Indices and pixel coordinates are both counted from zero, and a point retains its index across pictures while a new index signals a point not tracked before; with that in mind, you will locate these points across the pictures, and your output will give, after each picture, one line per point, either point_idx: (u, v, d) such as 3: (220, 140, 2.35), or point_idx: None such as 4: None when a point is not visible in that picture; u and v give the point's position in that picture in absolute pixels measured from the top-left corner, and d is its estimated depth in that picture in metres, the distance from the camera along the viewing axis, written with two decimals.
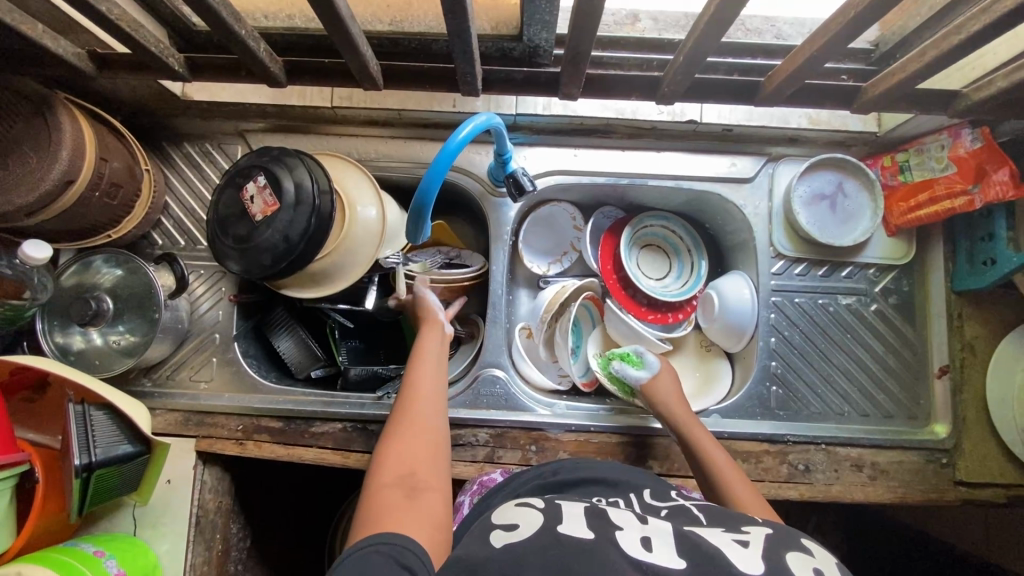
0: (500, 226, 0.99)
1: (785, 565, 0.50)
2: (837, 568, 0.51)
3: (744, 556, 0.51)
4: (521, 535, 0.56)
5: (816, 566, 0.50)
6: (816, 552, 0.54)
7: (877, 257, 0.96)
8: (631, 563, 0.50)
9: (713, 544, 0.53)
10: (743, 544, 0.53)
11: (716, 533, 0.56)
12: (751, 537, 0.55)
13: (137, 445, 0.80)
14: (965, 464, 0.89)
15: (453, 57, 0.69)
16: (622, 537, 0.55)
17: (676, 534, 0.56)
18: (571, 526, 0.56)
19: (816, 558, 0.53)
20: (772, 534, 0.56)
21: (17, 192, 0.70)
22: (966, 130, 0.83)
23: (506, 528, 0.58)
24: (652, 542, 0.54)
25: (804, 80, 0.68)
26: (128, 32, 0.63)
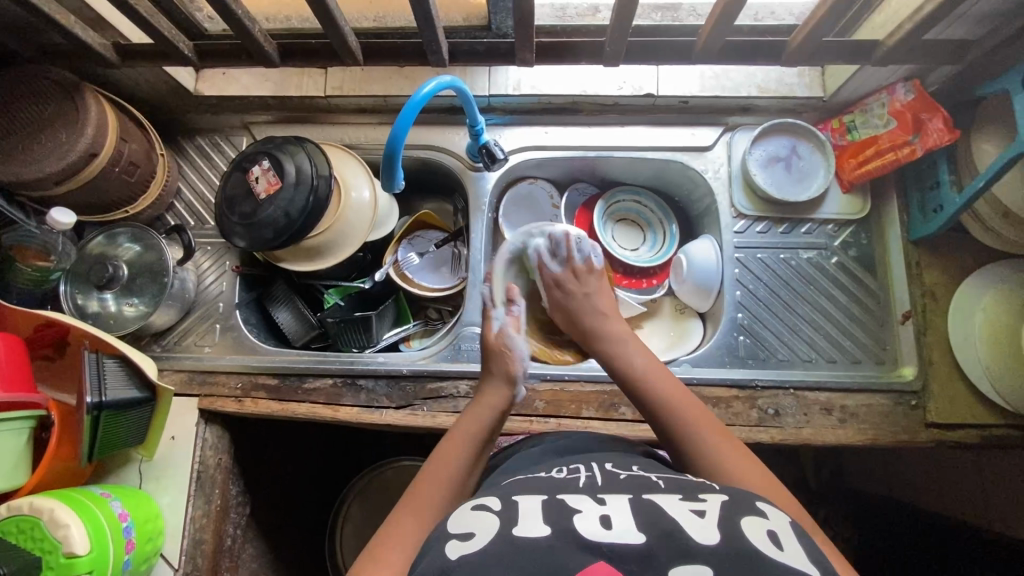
0: (478, 198, 1.07)
1: (743, 533, 0.50)
2: (792, 530, 0.52)
3: (701, 528, 0.50)
4: (480, 541, 0.51)
5: (770, 529, 0.51)
6: (770, 513, 0.54)
7: (835, 213, 1.01)
8: (590, 549, 0.48)
9: (671, 517, 0.52)
10: (699, 515, 0.52)
11: (673, 504, 0.55)
12: (708, 505, 0.54)
13: (144, 392, 0.87)
14: (935, 405, 0.91)
15: (418, 24, 0.78)
16: (579, 520, 0.52)
17: (635, 510, 0.54)
18: (527, 524, 0.52)
19: (771, 520, 0.53)
20: (728, 499, 0.55)
21: (49, 161, 0.81)
22: (900, 85, 0.91)
23: (463, 535, 0.53)
24: (612, 520, 0.52)
25: (722, 37, 0.78)
26: (145, 17, 0.75)
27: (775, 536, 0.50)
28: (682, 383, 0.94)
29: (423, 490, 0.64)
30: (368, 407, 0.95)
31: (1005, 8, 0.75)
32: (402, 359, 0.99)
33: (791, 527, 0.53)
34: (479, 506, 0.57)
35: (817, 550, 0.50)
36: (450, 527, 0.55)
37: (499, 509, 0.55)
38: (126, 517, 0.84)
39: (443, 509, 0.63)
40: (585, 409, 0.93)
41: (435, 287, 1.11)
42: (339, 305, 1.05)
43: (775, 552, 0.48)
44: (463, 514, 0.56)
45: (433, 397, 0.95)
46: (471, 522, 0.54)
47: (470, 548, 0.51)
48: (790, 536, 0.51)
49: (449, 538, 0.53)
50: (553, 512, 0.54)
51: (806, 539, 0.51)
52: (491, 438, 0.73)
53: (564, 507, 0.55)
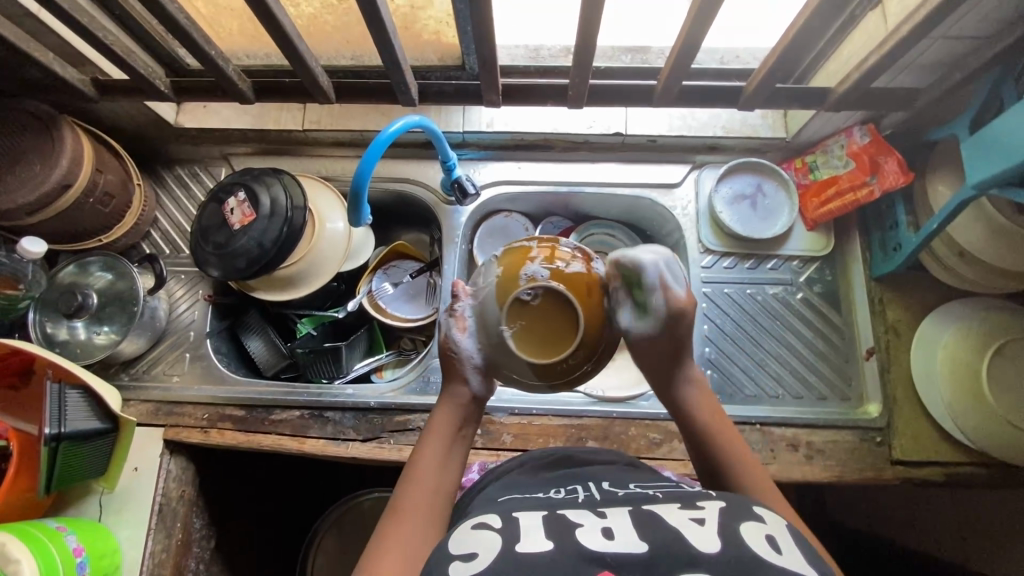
0: (451, 230, 1.09)
1: (743, 540, 0.49)
2: (789, 533, 0.52)
3: (701, 536, 0.50)
4: (484, 559, 0.50)
5: (769, 534, 0.51)
6: (767, 516, 0.54)
7: (800, 249, 1.03)
8: (594, 561, 0.49)
9: (672, 527, 0.52)
10: (699, 522, 0.52)
11: (672, 513, 0.54)
12: (706, 512, 0.53)
13: (106, 422, 0.87)
14: (900, 442, 0.92)
15: (386, 67, 0.81)
16: (581, 535, 0.52)
17: (635, 520, 0.53)
18: (528, 539, 0.52)
19: (768, 524, 0.53)
20: (726, 505, 0.55)
21: (22, 192, 0.83)
22: (857, 129, 0.94)
23: (464, 555, 0.51)
24: (614, 533, 0.52)
25: (679, 82, 0.81)
26: (122, 56, 0.78)
27: (773, 540, 0.50)
28: (650, 418, 0.94)
29: (403, 499, 0.61)
30: (335, 439, 0.94)
31: (949, 59, 0.78)
32: (371, 392, 0.99)
33: (788, 530, 0.53)
34: (480, 520, 0.56)
35: (813, 550, 0.51)
36: (449, 545, 0.53)
37: (500, 525, 0.54)
38: (81, 551, 0.82)
39: (431, 509, 0.61)
40: (552, 444, 0.93)
41: (406, 318, 1.11)
42: (311, 335, 1.05)
43: (774, 557, 0.48)
44: (460, 531, 0.54)
45: (401, 430, 0.94)
46: (469, 539, 0.53)
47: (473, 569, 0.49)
48: (788, 539, 0.51)
49: (448, 557, 0.51)
50: (555, 524, 0.53)
51: (803, 542, 0.52)
52: (463, 436, 0.69)
53: (563, 519, 0.54)
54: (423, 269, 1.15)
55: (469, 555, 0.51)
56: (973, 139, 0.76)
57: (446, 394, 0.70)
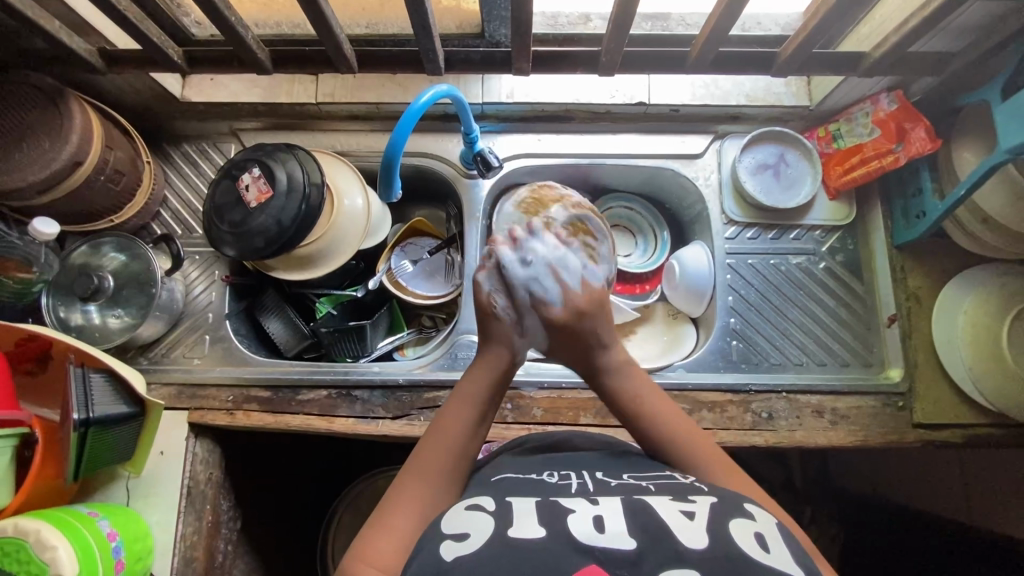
0: (472, 205, 1.07)
1: (732, 537, 0.51)
2: (777, 533, 0.54)
3: (691, 531, 0.52)
4: (476, 542, 0.52)
5: (758, 532, 0.53)
6: (758, 515, 0.56)
7: (822, 219, 1.03)
8: (584, 553, 0.50)
9: (663, 519, 0.53)
10: (689, 517, 0.54)
11: (663, 505, 0.56)
12: (697, 506, 0.56)
13: (133, 406, 0.85)
14: (921, 406, 0.94)
15: (415, 34, 0.78)
16: (574, 523, 0.53)
17: (626, 509, 0.55)
18: (522, 524, 0.53)
19: (757, 522, 0.55)
20: (716, 501, 0.57)
21: (31, 170, 0.79)
22: (884, 96, 0.94)
23: (456, 535, 0.54)
24: (605, 522, 0.53)
25: (716, 47, 0.79)
26: (134, 22, 0.73)
27: (762, 539, 0.52)
28: (678, 388, 0.95)
29: (423, 455, 0.64)
30: (364, 418, 0.94)
31: (985, 21, 0.78)
32: (397, 369, 0.98)
33: (777, 530, 0.55)
34: (472, 504, 0.58)
35: (799, 549, 0.53)
36: (444, 523, 0.56)
37: (492, 509, 0.56)
38: (116, 536, 0.82)
39: (449, 474, 0.63)
40: (583, 416, 0.93)
41: (425, 296, 1.09)
42: (331, 314, 1.03)
43: (763, 556, 0.51)
44: (455, 514, 0.57)
45: (431, 406, 0.94)
46: (464, 522, 0.55)
47: (464, 551, 0.51)
48: (776, 539, 0.53)
49: (442, 538, 0.54)
50: (547, 512, 0.55)
51: (789, 540, 0.54)
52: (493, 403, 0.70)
53: (558, 507, 0.56)
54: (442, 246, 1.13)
55: (462, 537, 0.53)
56: (1007, 104, 0.76)
57: (484, 358, 0.71)
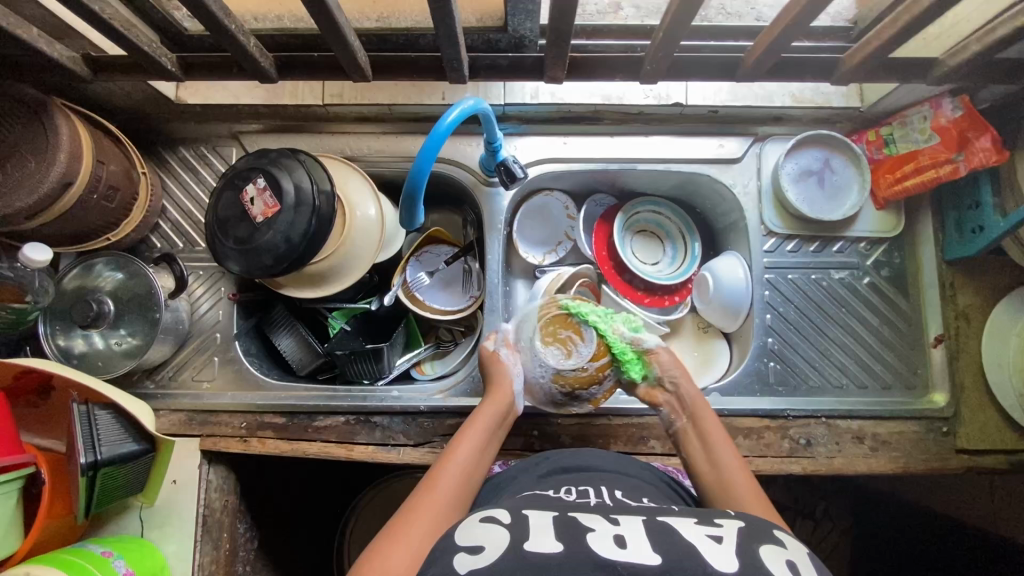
0: (494, 215, 1.00)
1: (762, 562, 0.49)
2: (810, 562, 0.52)
3: (718, 553, 0.50)
4: (492, 555, 0.51)
5: (789, 559, 0.51)
6: (788, 543, 0.54)
7: (868, 230, 0.97)
8: (605, 567, 0.48)
9: (688, 539, 0.51)
10: (717, 540, 0.52)
11: (688, 526, 0.54)
12: (724, 530, 0.54)
13: (142, 443, 0.80)
14: (965, 430, 0.90)
15: (438, 43, 0.71)
16: (595, 540, 0.51)
17: (649, 529, 0.53)
18: (540, 540, 0.52)
19: (788, 550, 0.53)
20: (745, 526, 0.55)
21: (17, 194, 0.72)
22: (947, 100, 0.85)
23: (471, 547, 0.53)
24: (626, 540, 0.51)
25: (778, 55, 0.70)
26: (123, 33, 0.64)
27: (794, 565, 0.50)
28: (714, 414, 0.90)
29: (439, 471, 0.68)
30: (384, 445, 0.90)
31: None
32: (418, 394, 0.93)
33: (809, 560, 0.53)
34: (488, 518, 0.57)
35: None
36: (456, 538, 0.55)
37: (508, 523, 0.55)
38: None
39: (456, 493, 0.66)
40: (613, 444, 0.89)
41: (442, 310, 1.04)
42: (345, 330, 0.99)
43: None
44: (472, 529, 0.56)
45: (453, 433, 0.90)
46: (481, 536, 0.54)
47: (482, 562, 0.50)
48: (808, 566, 0.51)
49: (456, 551, 0.53)
50: (565, 529, 0.54)
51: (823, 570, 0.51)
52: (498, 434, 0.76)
53: (580, 525, 0.55)
54: (461, 255, 1.07)
55: (478, 550, 0.52)
56: None
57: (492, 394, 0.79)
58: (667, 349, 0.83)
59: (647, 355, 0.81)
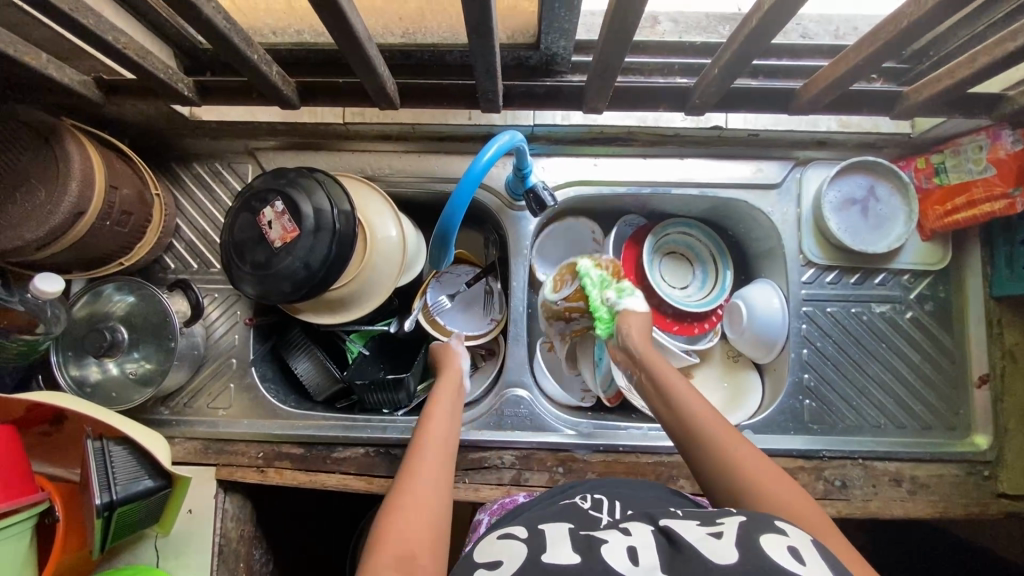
0: (520, 240, 0.96)
1: (765, 554, 0.45)
2: (815, 549, 0.47)
3: (717, 548, 0.46)
4: (506, 569, 0.49)
5: (790, 545, 0.47)
6: (789, 530, 0.50)
7: (912, 263, 0.92)
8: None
9: (688, 541, 0.48)
10: (717, 536, 0.48)
11: (690, 528, 0.51)
12: (725, 527, 0.50)
13: (158, 480, 0.77)
14: (1008, 475, 0.86)
15: (475, 74, 0.67)
16: (607, 551, 0.49)
17: (655, 536, 0.51)
18: (556, 551, 0.50)
19: (790, 537, 0.49)
20: (745, 519, 0.51)
21: (26, 226, 0.68)
22: (1006, 132, 0.79)
23: (490, 563, 0.51)
24: (636, 550, 0.48)
25: (841, 89, 0.65)
26: (138, 62, 0.60)
27: (797, 553, 0.46)
28: None
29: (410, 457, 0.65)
30: None
31: None
32: None
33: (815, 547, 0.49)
34: (505, 536, 0.56)
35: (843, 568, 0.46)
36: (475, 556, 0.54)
37: (523, 539, 0.53)
38: None
39: (427, 491, 0.60)
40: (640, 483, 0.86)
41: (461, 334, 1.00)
42: (363, 355, 0.98)
43: (797, 570, 0.44)
44: (489, 546, 0.54)
45: (476, 468, 0.87)
46: (497, 553, 0.53)
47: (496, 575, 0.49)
48: (812, 552, 0.47)
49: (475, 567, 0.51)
50: (577, 542, 0.52)
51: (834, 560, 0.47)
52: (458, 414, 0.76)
53: (590, 538, 0.52)
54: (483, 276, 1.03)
55: (495, 566, 0.50)
56: None
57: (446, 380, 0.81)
58: (642, 317, 0.84)
59: (617, 316, 0.85)
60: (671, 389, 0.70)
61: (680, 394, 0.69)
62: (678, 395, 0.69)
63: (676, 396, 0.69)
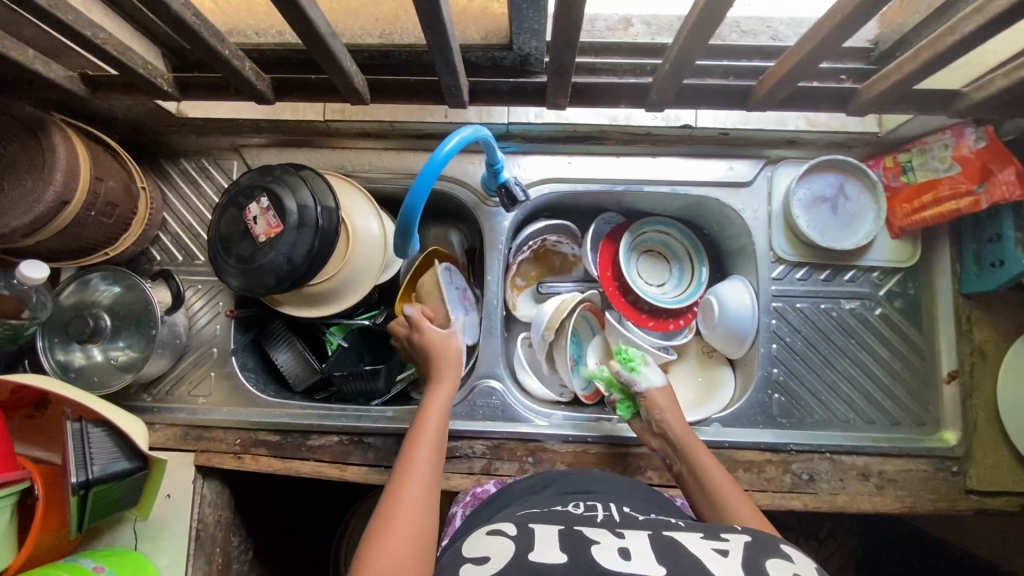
0: (495, 235, 0.98)
1: (766, 572, 0.49)
2: (817, 575, 0.50)
3: (720, 565, 0.49)
4: (498, 565, 0.51)
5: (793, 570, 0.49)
6: (795, 556, 0.53)
7: (882, 260, 0.94)
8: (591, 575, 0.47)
9: (692, 554, 0.51)
10: (721, 554, 0.51)
11: (694, 541, 0.54)
12: (728, 545, 0.53)
13: (134, 461, 0.80)
14: (976, 471, 0.87)
15: (437, 70, 0.70)
16: (599, 553, 0.52)
17: (654, 545, 0.53)
18: (545, 551, 0.52)
19: (794, 563, 0.51)
20: (751, 541, 0.54)
21: (12, 213, 0.71)
22: (970, 129, 0.80)
23: (478, 559, 0.53)
24: (629, 552, 0.51)
25: (792, 84, 0.67)
26: (116, 56, 0.63)
27: None
28: (713, 446, 0.88)
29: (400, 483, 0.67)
30: (377, 467, 0.89)
31: None
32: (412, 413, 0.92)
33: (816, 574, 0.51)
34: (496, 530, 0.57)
35: None
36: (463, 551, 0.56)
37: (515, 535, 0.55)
38: None
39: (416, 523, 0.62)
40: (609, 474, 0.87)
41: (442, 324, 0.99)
42: (342, 347, 0.98)
43: None
44: (480, 539, 0.56)
45: (447, 457, 0.89)
46: (487, 546, 0.54)
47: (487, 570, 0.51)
48: None
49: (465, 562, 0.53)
50: (570, 543, 0.54)
51: None
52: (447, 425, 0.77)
53: (584, 539, 0.55)
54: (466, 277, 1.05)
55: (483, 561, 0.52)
56: None
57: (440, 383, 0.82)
58: (663, 392, 0.84)
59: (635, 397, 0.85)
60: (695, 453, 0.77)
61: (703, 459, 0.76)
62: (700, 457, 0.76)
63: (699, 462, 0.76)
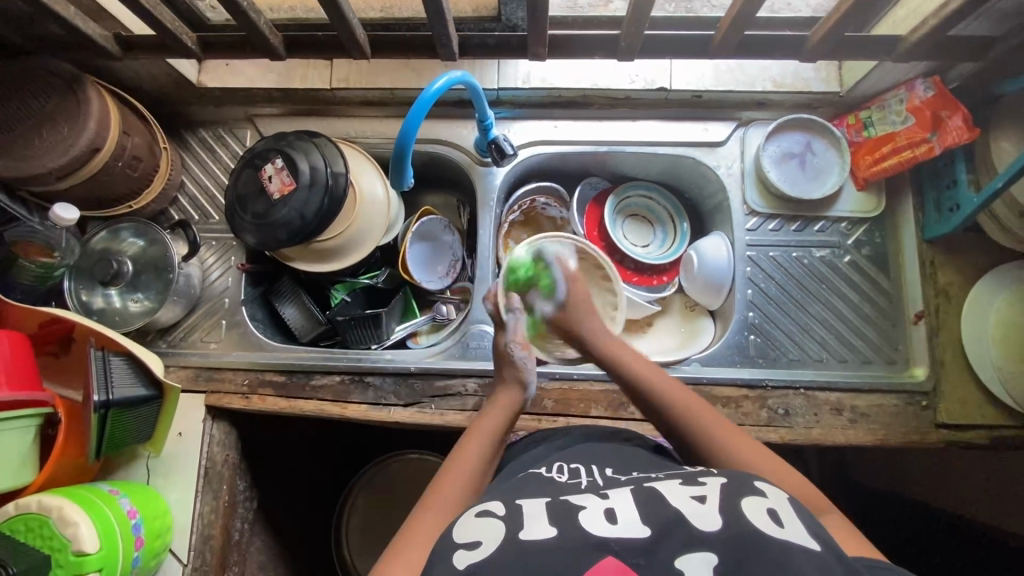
0: (487, 193, 1.05)
1: (744, 515, 0.48)
2: (791, 506, 0.50)
3: (701, 515, 0.48)
4: (489, 549, 0.49)
5: (770, 507, 0.49)
6: (768, 490, 0.53)
7: (849, 211, 1.00)
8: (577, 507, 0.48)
9: (673, 506, 0.50)
10: (700, 500, 0.51)
11: (672, 489, 0.54)
12: (706, 489, 0.53)
13: (150, 389, 0.86)
14: (945, 405, 0.90)
15: (429, 18, 0.77)
16: (586, 520, 0.50)
17: (636, 500, 0.53)
18: (533, 527, 0.50)
19: (769, 498, 0.51)
20: (727, 481, 0.54)
21: (50, 156, 0.80)
22: (919, 82, 0.89)
23: (469, 544, 0.51)
24: (615, 514, 0.51)
25: (743, 27, 0.74)
26: (148, 9, 0.73)
27: (776, 513, 0.49)
28: (692, 382, 0.93)
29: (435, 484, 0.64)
30: (376, 404, 0.94)
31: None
32: (409, 357, 0.98)
33: (790, 503, 0.52)
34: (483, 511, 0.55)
35: (817, 524, 0.49)
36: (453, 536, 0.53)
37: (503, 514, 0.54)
38: (135, 513, 0.83)
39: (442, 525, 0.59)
40: (594, 408, 0.92)
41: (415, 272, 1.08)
42: (345, 301, 1.04)
43: (776, 531, 0.47)
44: (468, 523, 0.54)
45: (442, 395, 0.94)
46: (475, 530, 0.52)
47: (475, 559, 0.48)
48: (790, 513, 0.49)
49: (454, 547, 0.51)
50: (555, 513, 0.52)
51: (804, 512, 0.50)
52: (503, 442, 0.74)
53: (567, 505, 0.54)
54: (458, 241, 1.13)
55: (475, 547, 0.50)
56: None
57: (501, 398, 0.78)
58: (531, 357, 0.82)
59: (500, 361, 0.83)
60: (665, 399, 0.72)
61: (672, 404, 0.71)
62: (666, 400, 0.72)
63: (673, 405, 0.71)
